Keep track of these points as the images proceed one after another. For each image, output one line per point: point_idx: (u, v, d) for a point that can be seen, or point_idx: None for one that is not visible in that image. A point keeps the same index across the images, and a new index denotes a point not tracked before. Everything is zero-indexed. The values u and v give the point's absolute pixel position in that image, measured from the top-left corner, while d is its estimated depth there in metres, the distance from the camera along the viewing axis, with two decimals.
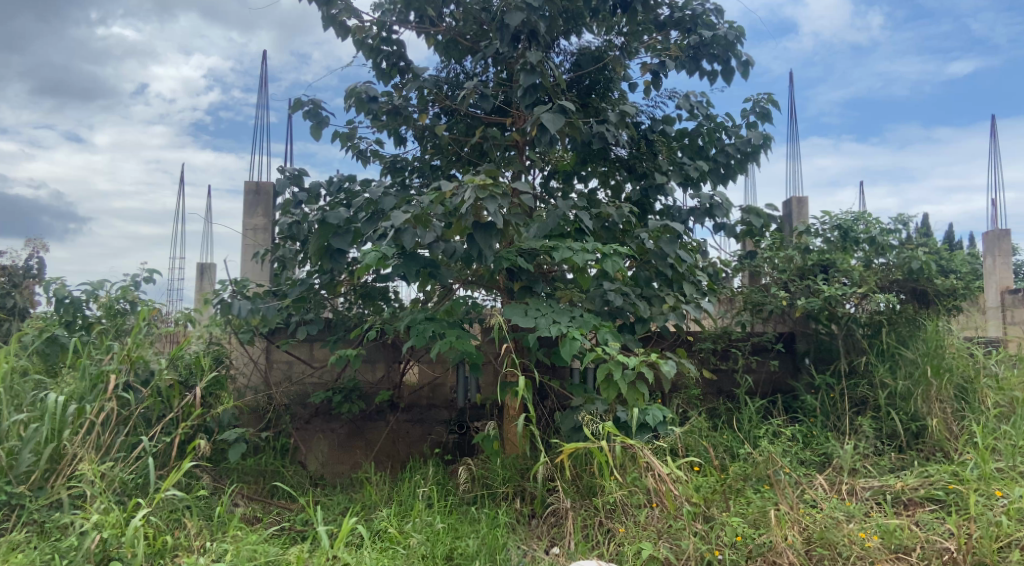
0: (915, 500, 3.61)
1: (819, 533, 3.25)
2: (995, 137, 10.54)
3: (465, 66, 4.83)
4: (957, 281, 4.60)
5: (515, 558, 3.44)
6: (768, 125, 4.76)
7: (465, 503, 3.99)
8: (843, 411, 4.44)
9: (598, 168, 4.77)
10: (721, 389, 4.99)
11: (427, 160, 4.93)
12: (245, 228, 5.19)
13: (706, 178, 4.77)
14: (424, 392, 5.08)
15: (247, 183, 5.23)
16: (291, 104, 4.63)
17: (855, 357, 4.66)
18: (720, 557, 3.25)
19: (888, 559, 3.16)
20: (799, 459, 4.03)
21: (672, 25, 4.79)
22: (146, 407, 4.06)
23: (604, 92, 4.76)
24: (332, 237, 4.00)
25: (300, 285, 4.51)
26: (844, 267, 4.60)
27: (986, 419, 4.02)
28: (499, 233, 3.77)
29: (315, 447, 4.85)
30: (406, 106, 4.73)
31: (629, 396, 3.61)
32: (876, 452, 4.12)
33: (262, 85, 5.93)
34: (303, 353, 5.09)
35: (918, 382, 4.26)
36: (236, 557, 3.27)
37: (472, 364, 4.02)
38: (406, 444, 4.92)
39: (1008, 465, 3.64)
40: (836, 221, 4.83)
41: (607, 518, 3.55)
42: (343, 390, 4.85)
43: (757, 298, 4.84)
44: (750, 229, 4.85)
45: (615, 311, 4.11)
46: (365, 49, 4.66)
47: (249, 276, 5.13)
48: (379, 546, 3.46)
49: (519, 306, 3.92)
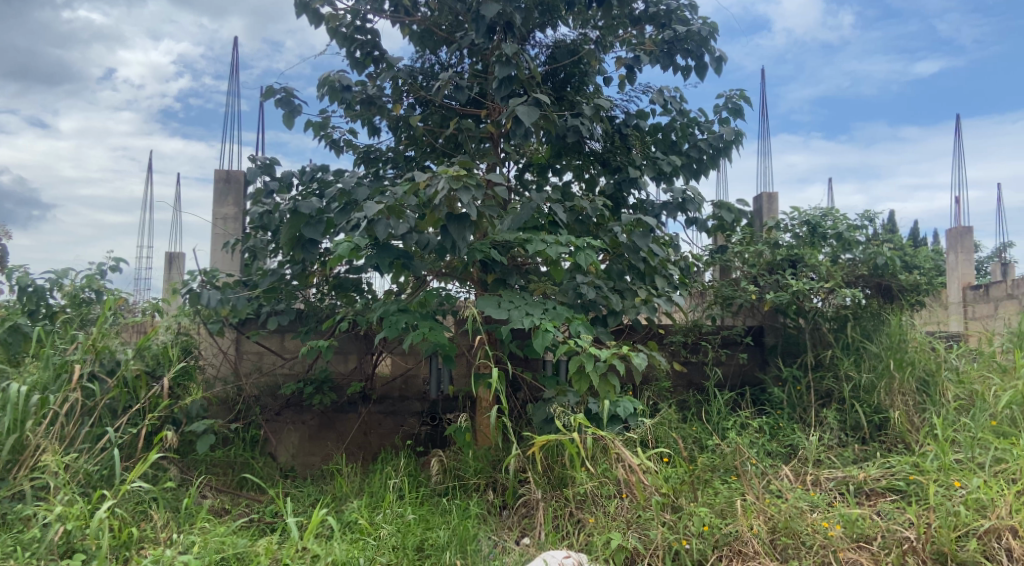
0: (877, 491, 3.70)
1: (784, 523, 3.30)
2: (959, 137, 10.71)
3: (440, 57, 4.81)
4: (920, 277, 4.70)
5: (486, 548, 3.44)
6: (740, 120, 4.81)
7: (437, 494, 4.00)
8: (808, 403, 4.53)
9: (572, 161, 4.80)
10: (690, 381, 5.07)
11: (401, 151, 4.92)
12: (215, 217, 5.13)
13: (679, 173, 4.79)
14: (397, 383, 5.04)
15: (217, 171, 5.15)
16: (263, 92, 4.58)
17: (822, 350, 4.77)
18: (688, 546, 3.26)
19: (849, 548, 3.23)
20: (765, 450, 4.09)
21: (647, 20, 4.79)
22: (111, 398, 3.98)
23: (578, 86, 4.78)
24: (304, 227, 3.99)
25: (271, 276, 4.58)
26: (811, 262, 4.68)
27: (946, 411, 4.10)
28: (472, 224, 3.80)
29: (285, 439, 4.85)
30: (381, 96, 4.71)
31: (601, 388, 3.66)
32: (841, 444, 4.20)
33: (234, 73, 5.86)
34: (273, 344, 5.03)
35: (881, 375, 4.38)
36: (204, 549, 3.25)
37: (445, 356, 4.04)
38: (378, 435, 4.95)
39: (967, 456, 3.70)
40: (805, 217, 4.90)
41: (577, 508, 3.59)
42: (314, 381, 4.80)
43: (727, 293, 4.92)
44: (721, 224, 4.91)
45: (588, 303, 4.16)
46: (338, 38, 4.62)
47: (218, 267, 5.07)
48: (349, 538, 3.45)
49: (492, 298, 3.95)
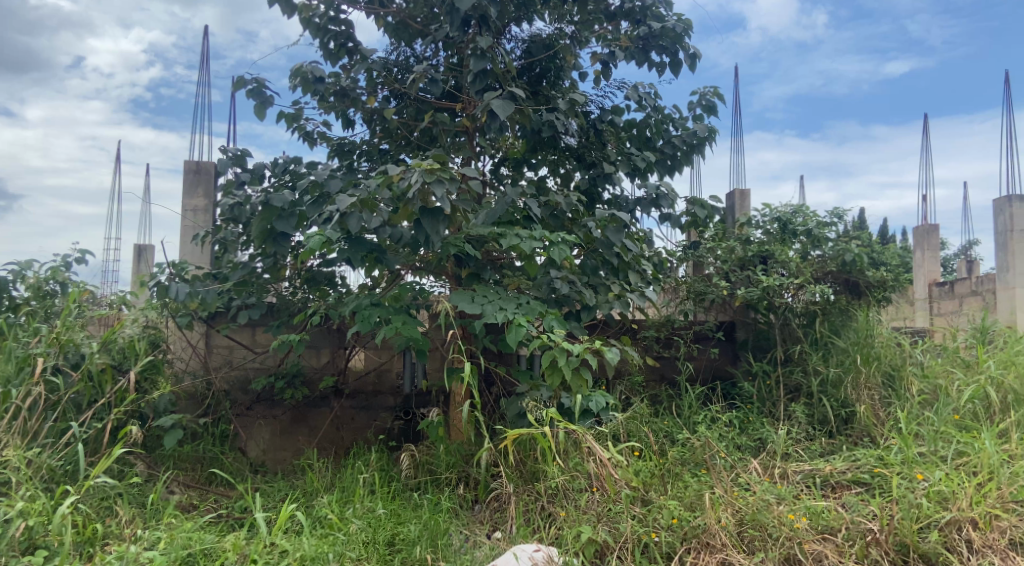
0: (843, 483, 3.76)
1: (751, 515, 3.35)
2: (926, 136, 10.90)
3: (415, 49, 4.78)
4: (887, 274, 4.77)
5: (457, 542, 3.44)
6: (714, 117, 4.84)
7: (409, 489, 3.99)
8: (777, 398, 4.58)
9: (548, 156, 4.79)
10: (663, 376, 5.09)
11: (375, 144, 4.88)
12: (185, 208, 5.06)
13: (653, 169, 4.83)
14: (370, 378, 5.01)
15: (186, 162, 5.08)
16: (234, 82, 4.52)
17: (791, 345, 4.82)
18: (657, 539, 3.31)
19: (814, 539, 3.28)
20: (735, 444, 4.13)
21: (622, 16, 4.79)
22: (76, 392, 3.92)
23: (555, 80, 4.79)
24: (275, 219, 3.95)
25: (242, 269, 4.50)
26: (782, 259, 4.72)
27: (910, 405, 4.18)
28: (447, 219, 3.78)
29: (256, 433, 4.80)
30: (355, 88, 4.67)
31: (573, 382, 3.67)
32: (808, 437, 4.25)
33: (205, 63, 5.77)
34: (244, 338, 4.97)
35: (848, 370, 4.45)
36: (170, 545, 3.21)
37: (418, 350, 4.03)
38: (351, 430, 4.91)
39: (930, 449, 3.77)
40: (776, 214, 4.94)
41: (549, 502, 3.60)
42: (286, 376, 4.79)
43: (700, 288, 4.98)
44: (694, 221, 4.91)
45: (561, 298, 4.16)
46: (312, 28, 4.57)
47: (187, 259, 5.00)
48: (319, 533, 3.42)
49: (466, 293, 3.93)
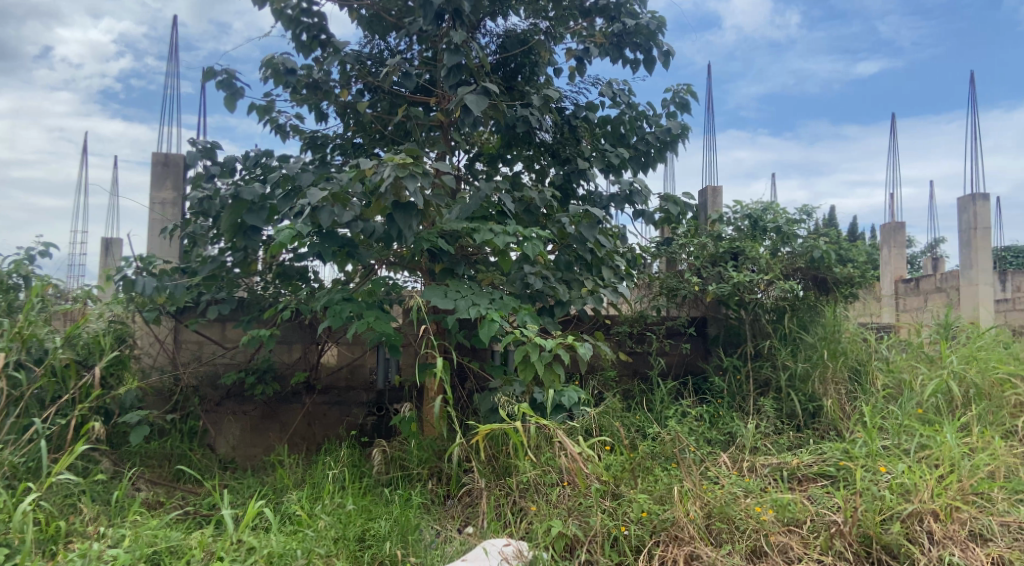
0: (809, 476, 3.81)
1: (719, 508, 3.38)
2: (894, 135, 11.08)
3: (389, 43, 4.74)
4: (854, 271, 4.84)
5: (428, 537, 3.44)
6: (687, 115, 4.87)
7: (381, 484, 3.98)
8: (747, 393, 4.63)
9: (523, 151, 4.81)
10: (636, 371, 5.15)
11: (348, 138, 4.85)
12: (153, 201, 4.98)
13: (627, 166, 4.82)
14: (342, 374, 5.00)
15: (154, 154, 4.99)
16: (204, 74, 4.45)
17: (761, 341, 4.86)
18: (626, 532, 3.33)
19: (780, 532, 3.33)
20: (705, 438, 4.16)
21: (597, 12, 4.79)
22: (39, 388, 3.85)
23: (530, 75, 4.80)
24: (246, 213, 3.92)
25: (211, 263, 4.46)
26: (752, 255, 4.76)
27: (875, 399, 4.26)
28: (419, 213, 3.76)
29: (226, 430, 4.75)
30: (327, 80, 4.60)
31: (546, 376, 3.66)
32: (777, 431, 4.29)
33: (175, 53, 5.68)
34: (214, 333, 4.92)
35: (816, 365, 4.51)
36: (134, 542, 3.16)
37: (390, 346, 4.01)
38: (323, 425, 4.87)
39: (894, 443, 3.84)
40: (746, 211, 5.02)
41: (520, 496, 3.61)
42: (256, 371, 4.71)
43: (672, 284, 4.97)
44: (668, 217, 4.95)
45: (535, 294, 4.17)
46: (284, 20, 4.52)
47: (156, 253, 4.93)
48: (287, 530, 3.40)
49: (439, 287, 3.92)
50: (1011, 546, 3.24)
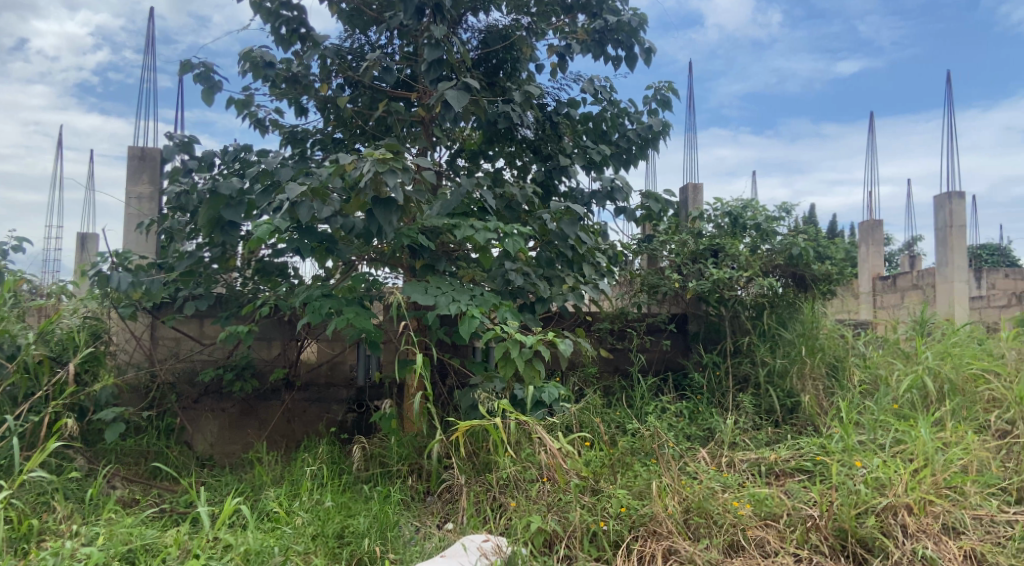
0: (786, 471, 3.84)
1: (697, 503, 3.39)
2: (872, 134, 11.20)
3: (370, 37, 4.72)
4: (832, 268, 4.88)
5: (408, 533, 3.43)
6: (668, 112, 4.88)
7: (361, 481, 3.96)
8: (727, 389, 4.64)
9: (504, 148, 4.79)
10: (617, 367, 5.15)
11: (329, 133, 4.81)
12: (129, 195, 4.92)
13: (609, 163, 4.83)
14: (323, 370, 4.95)
15: (131, 148, 4.93)
16: (180, 67, 4.40)
17: (740, 337, 4.89)
18: (605, 527, 3.34)
19: (757, 526, 3.36)
20: (684, 433, 4.19)
21: (579, 8, 4.79)
22: (11, 385, 3.80)
23: (511, 72, 4.79)
24: (224, 208, 3.86)
25: (188, 259, 4.37)
26: (732, 252, 4.78)
27: (852, 394, 4.32)
28: (399, 209, 3.74)
29: (204, 427, 4.71)
30: (307, 75, 4.59)
31: (526, 373, 3.67)
32: (755, 427, 4.33)
33: (152, 46, 5.61)
34: (192, 329, 4.86)
35: (794, 361, 4.55)
36: (109, 540, 3.13)
37: (370, 342, 3.99)
38: (303, 422, 4.85)
39: (869, 438, 3.88)
40: (727, 208, 5.03)
41: (500, 493, 3.60)
42: (234, 368, 4.68)
43: (653, 281, 5.02)
44: (649, 214, 4.95)
45: (515, 290, 4.16)
46: (262, 13, 4.47)
47: (132, 248, 4.87)
48: (265, 527, 3.38)
49: (419, 284, 3.91)
50: (983, 539, 3.28)
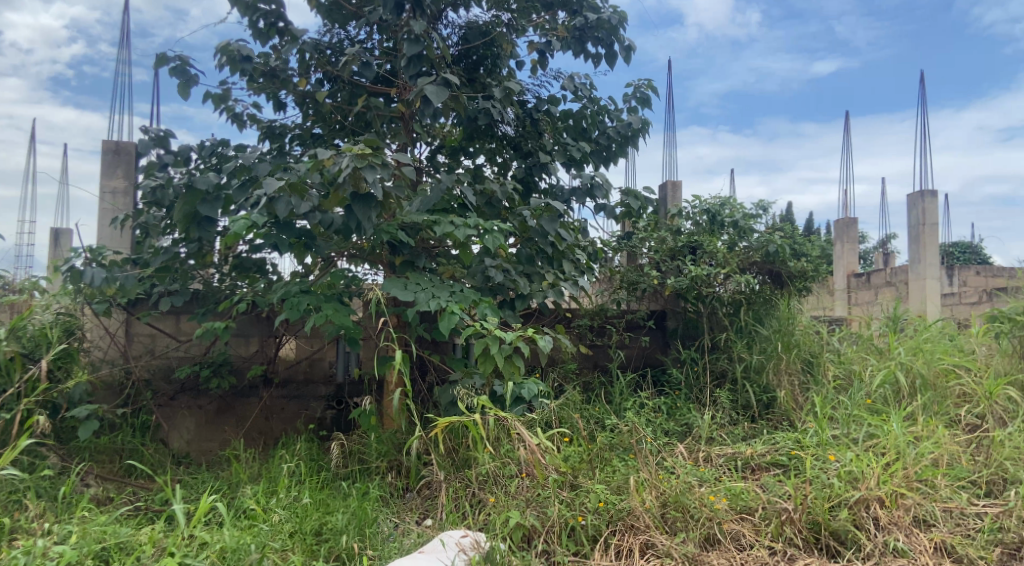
0: (762, 465, 3.88)
1: (674, 497, 3.42)
2: (847, 132, 11.34)
3: (349, 31, 4.68)
4: (807, 265, 4.93)
5: (386, 530, 3.42)
6: (647, 110, 4.90)
7: (339, 478, 3.94)
8: (704, 384, 4.67)
9: (485, 145, 4.83)
10: (596, 363, 5.18)
11: (307, 128, 4.78)
12: (103, 190, 4.86)
13: (589, 160, 4.85)
14: (301, 367, 4.93)
15: (105, 141, 4.86)
16: (156, 60, 4.35)
17: (717, 333, 4.92)
18: (583, 522, 3.37)
19: (732, 520, 3.40)
20: (662, 429, 4.22)
21: (559, 5, 4.80)
22: None
23: (492, 68, 4.80)
24: (200, 204, 3.84)
25: (164, 254, 4.35)
26: (710, 250, 4.81)
27: (826, 390, 4.38)
28: (379, 205, 3.72)
29: (179, 424, 4.67)
30: (285, 69, 4.54)
31: (505, 369, 3.68)
32: (732, 422, 4.37)
33: (127, 39, 5.53)
34: (167, 326, 4.82)
35: (770, 357, 4.59)
36: (82, 538, 3.10)
37: (349, 339, 3.97)
38: (281, 419, 4.81)
39: (843, 432, 3.94)
40: (705, 206, 5.04)
41: (479, 488, 3.61)
42: (211, 364, 4.65)
43: (632, 277, 5.05)
44: (629, 212, 4.97)
45: (495, 287, 4.15)
46: (240, 6, 4.43)
47: (106, 243, 4.81)
48: (241, 525, 3.35)
49: (399, 280, 3.89)
50: (953, 531, 3.35)
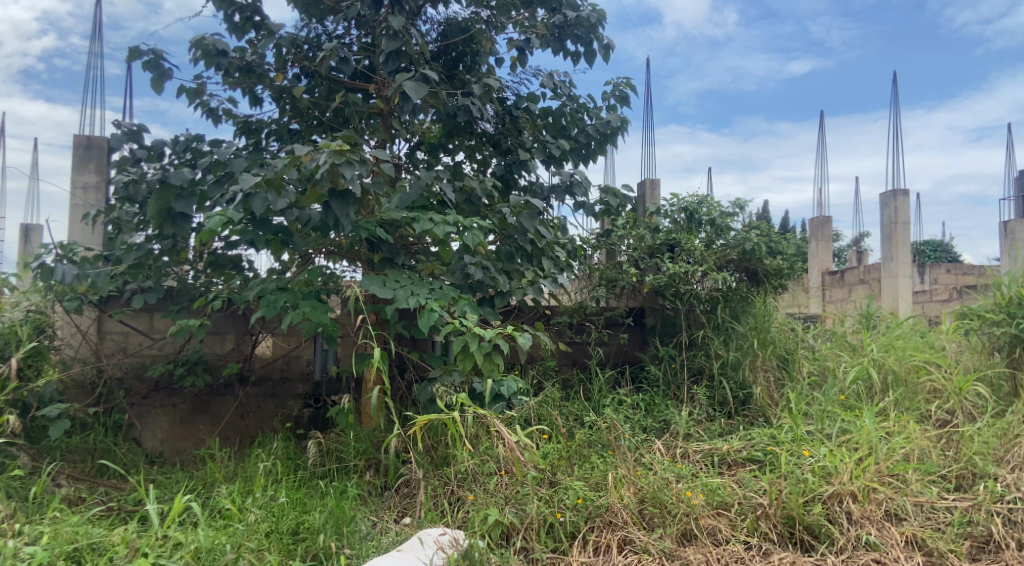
0: (738, 461, 3.91)
1: (651, 493, 3.44)
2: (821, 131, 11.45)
3: (326, 26, 4.64)
4: (783, 263, 4.98)
5: (364, 528, 3.39)
6: (626, 108, 4.92)
7: (316, 476, 3.92)
8: (682, 381, 4.70)
9: (464, 142, 4.81)
10: (575, 361, 5.18)
11: (284, 123, 4.72)
12: (75, 185, 4.78)
13: (568, 157, 4.87)
14: (278, 365, 4.88)
15: (76, 136, 4.78)
16: (129, 54, 4.28)
17: (695, 331, 4.93)
18: (562, 519, 3.38)
19: (709, 515, 3.40)
20: (640, 425, 4.24)
21: (539, 3, 4.76)
22: None
23: (471, 65, 4.77)
24: (174, 199, 3.79)
25: (136, 251, 4.25)
26: (687, 247, 4.82)
27: (801, 386, 4.43)
28: (356, 202, 3.70)
29: (153, 423, 4.60)
30: (261, 64, 4.49)
31: (485, 367, 3.66)
32: (709, 418, 4.41)
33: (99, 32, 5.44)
34: (141, 324, 4.75)
35: (746, 353, 4.63)
36: (53, 540, 3.05)
37: (327, 336, 3.95)
38: (257, 418, 4.76)
39: (817, 428, 3.99)
40: (683, 203, 5.07)
41: (458, 486, 3.61)
42: (185, 362, 4.59)
43: (612, 275, 5.05)
44: (608, 208, 5.04)
45: (475, 284, 4.16)
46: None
47: (77, 239, 4.74)
48: (216, 525, 3.32)
49: (377, 277, 3.87)
50: (924, 525, 3.40)
